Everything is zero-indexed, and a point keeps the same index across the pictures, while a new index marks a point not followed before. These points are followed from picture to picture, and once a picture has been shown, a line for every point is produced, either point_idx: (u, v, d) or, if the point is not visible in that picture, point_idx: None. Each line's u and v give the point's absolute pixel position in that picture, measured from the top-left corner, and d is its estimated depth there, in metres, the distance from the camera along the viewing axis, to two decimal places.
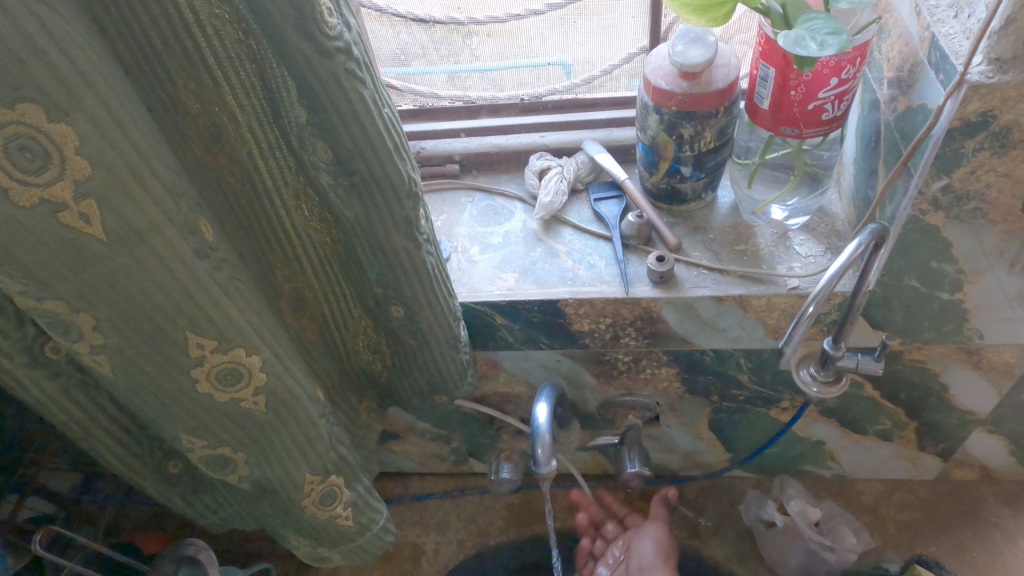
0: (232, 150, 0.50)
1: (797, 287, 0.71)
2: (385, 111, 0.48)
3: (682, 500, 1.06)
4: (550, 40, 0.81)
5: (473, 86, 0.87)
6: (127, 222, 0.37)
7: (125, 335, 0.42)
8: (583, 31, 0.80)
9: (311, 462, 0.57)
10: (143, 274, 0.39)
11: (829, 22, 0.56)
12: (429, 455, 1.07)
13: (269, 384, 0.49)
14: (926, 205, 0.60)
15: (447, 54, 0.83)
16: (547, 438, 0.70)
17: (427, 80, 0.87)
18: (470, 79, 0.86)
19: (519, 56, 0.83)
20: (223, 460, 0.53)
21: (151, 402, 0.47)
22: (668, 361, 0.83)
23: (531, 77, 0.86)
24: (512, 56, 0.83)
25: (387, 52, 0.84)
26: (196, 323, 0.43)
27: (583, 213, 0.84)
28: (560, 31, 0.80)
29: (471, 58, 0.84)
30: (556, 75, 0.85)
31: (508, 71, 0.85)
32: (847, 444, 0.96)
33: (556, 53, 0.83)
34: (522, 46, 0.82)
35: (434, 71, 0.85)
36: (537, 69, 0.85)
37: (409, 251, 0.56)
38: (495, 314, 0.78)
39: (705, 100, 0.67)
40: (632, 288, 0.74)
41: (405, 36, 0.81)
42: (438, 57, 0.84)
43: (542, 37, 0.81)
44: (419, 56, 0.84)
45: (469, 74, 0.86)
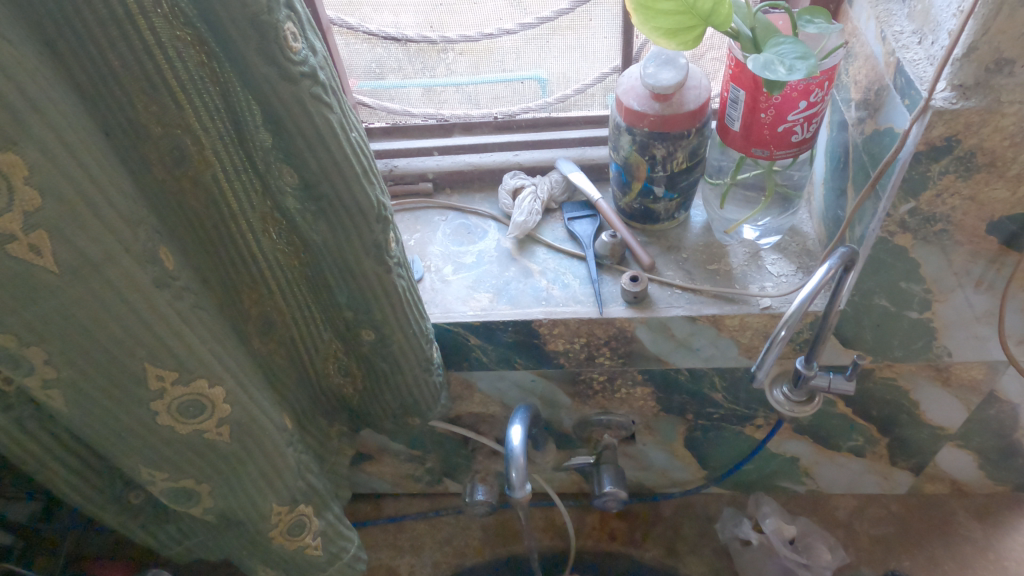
0: (197, 172, 0.48)
1: (769, 306, 0.72)
2: (352, 135, 0.47)
3: (658, 518, 1.05)
4: (522, 56, 0.81)
5: (448, 102, 0.87)
6: (81, 253, 0.36)
7: (79, 370, 0.40)
8: (557, 47, 0.80)
9: (278, 491, 0.55)
10: (99, 306, 0.38)
11: (798, 47, 0.57)
12: (404, 475, 1.05)
13: (234, 414, 0.48)
14: (894, 227, 0.61)
15: (421, 68, 0.82)
16: (521, 460, 0.69)
17: (402, 95, 0.86)
18: (446, 92, 0.85)
19: (493, 69, 0.83)
20: (185, 493, 0.52)
21: (107, 437, 0.45)
22: (642, 380, 0.83)
23: (505, 91, 0.86)
24: (487, 70, 0.83)
25: (361, 65, 0.83)
26: (155, 355, 0.41)
27: (557, 231, 0.84)
28: (535, 46, 0.80)
29: (446, 73, 0.83)
30: (531, 91, 0.85)
31: (484, 85, 0.85)
32: (821, 459, 0.97)
33: (529, 67, 0.82)
34: (496, 61, 0.82)
35: (408, 85, 0.85)
36: (511, 84, 0.84)
37: (378, 274, 0.55)
38: (469, 334, 0.77)
39: (676, 121, 0.67)
40: (605, 308, 0.74)
41: (381, 50, 0.80)
42: (413, 71, 0.83)
43: (517, 52, 0.81)
44: (394, 70, 0.83)
45: (444, 87, 0.85)
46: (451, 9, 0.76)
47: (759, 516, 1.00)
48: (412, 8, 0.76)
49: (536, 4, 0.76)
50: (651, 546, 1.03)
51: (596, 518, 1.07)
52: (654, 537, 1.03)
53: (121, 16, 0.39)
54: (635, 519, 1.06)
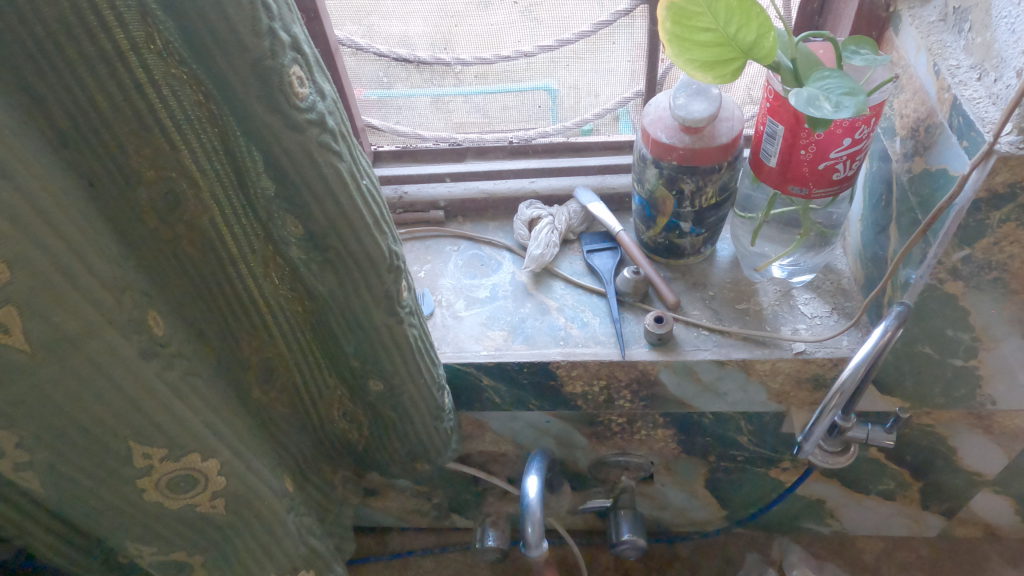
0: (193, 219, 0.44)
1: (803, 351, 0.67)
2: (363, 182, 0.43)
3: (676, 558, 1.00)
4: (534, 65, 0.76)
5: (457, 111, 0.81)
6: (56, 328, 0.32)
7: (55, 450, 0.35)
8: (576, 60, 0.75)
9: (277, 559, 0.51)
10: (76, 384, 0.33)
11: (844, 81, 0.53)
12: (410, 510, 1.01)
13: (229, 485, 0.44)
14: (945, 274, 0.56)
15: (430, 78, 0.77)
16: (538, 515, 0.65)
17: (410, 104, 0.80)
18: (454, 102, 0.80)
19: (501, 81, 0.77)
20: (176, 565, 0.47)
21: (89, 514, 0.41)
22: (664, 422, 0.79)
23: (516, 102, 0.80)
24: (495, 81, 0.78)
25: (369, 75, 0.77)
26: (141, 432, 0.37)
27: (576, 264, 0.79)
28: (554, 62, 0.75)
29: (456, 82, 0.78)
30: (540, 101, 0.80)
31: (493, 97, 0.79)
32: (848, 502, 0.92)
33: (541, 77, 0.77)
34: (505, 71, 0.76)
35: (417, 95, 0.79)
36: (522, 95, 0.79)
37: (388, 326, 0.51)
38: (482, 375, 0.73)
39: (707, 155, 0.63)
40: (628, 350, 0.70)
41: (390, 65, 0.76)
42: (421, 81, 0.78)
43: (528, 61, 0.75)
44: (401, 79, 0.77)
45: (453, 97, 0.80)
46: (458, 19, 0.72)
47: (784, 564, 0.97)
48: (421, 15, 0.72)
49: (548, 12, 0.71)
50: None
51: (610, 557, 1.02)
52: None
53: (109, 54, 0.35)
54: (651, 560, 1.01)
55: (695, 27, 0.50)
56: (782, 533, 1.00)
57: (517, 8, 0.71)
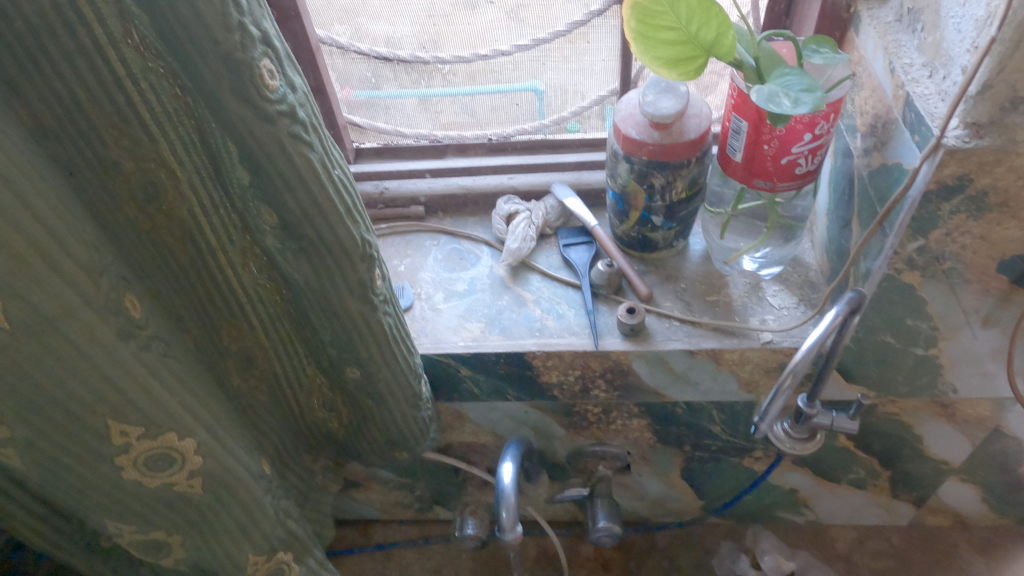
0: (172, 209, 0.45)
1: (770, 341, 0.70)
2: (335, 173, 0.45)
3: (654, 548, 1.03)
4: (520, 66, 0.78)
5: (445, 111, 0.83)
6: (36, 309, 0.33)
7: (36, 427, 0.37)
8: (559, 59, 0.77)
9: (255, 540, 0.52)
10: (54, 363, 0.35)
11: (803, 78, 0.54)
12: (393, 502, 1.03)
13: (207, 466, 0.45)
14: (901, 265, 0.59)
15: (419, 78, 0.79)
16: (512, 500, 0.67)
17: (399, 103, 0.82)
18: (442, 103, 0.82)
19: (490, 81, 0.79)
20: (156, 544, 0.49)
21: (69, 493, 0.42)
22: (639, 412, 0.81)
23: (503, 102, 0.82)
24: (484, 81, 0.79)
25: (357, 75, 0.79)
26: (120, 411, 0.39)
27: (552, 258, 0.81)
28: (539, 60, 0.77)
29: (444, 82, 0.80)
30: (528, 102, 0.82)
31: (481, 96, 0.81)
32: (821, 491, 0.94)
33: (527, 78, 0.79)
34: (493, 70, 0.78)
35: (404, 95, 0.81)
36: (511, 94, 0.81)
37: (363, 314, 0.52)
38: (460, 365, 0.74)
39: (676, 150, 0.65)
40: (601, 340, 0.72)
41: (378, 62, 0.77)
42: (409, 82, 0.79)
43: (515, 62, 0.77)
44: (390, 80, 0.79)
45: (440, 98, 0.82)
46: (446, 19, 0.73)
47: (757, 551, 1.00)
48: (409, 15, 0.73)
49: (533, 12, 0.72)
50: None
51: (589, 548, 1.04)
52: (650, 568, 1.01)
53: (88, 48, 0.36)
54: (629, 550, 1.03)
55: (658, 26, 0.52)
56: (757, 523, 1.02)
57: (504, 10, 0.72)
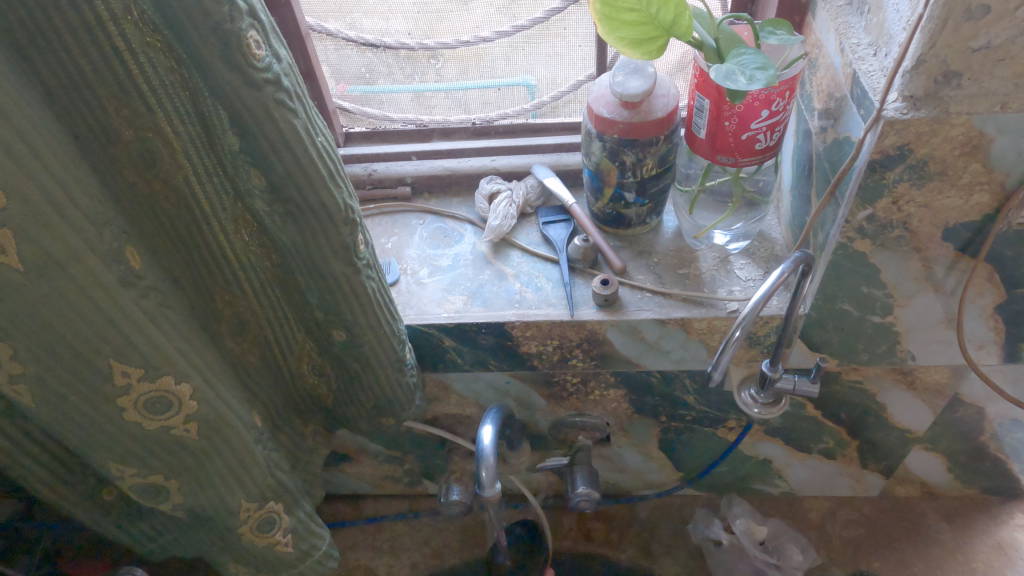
0: (169, 175, 0.49)
1: (736, 310, 0.73)
2: (318, 140, 0.49)
3: (635, 519, 1.07)
4: (512, 62, 0.83)
5: (438, 106, 0.89)
6: (46, 252, 0.37)
7: (45, 365, 0.41)
8: (545, 52, 0.82)
9: (246, 487, 0.56)
10: (63, 303, 0.39)
11: (758, 57, 0.58)
12: (383, 476, 1.07)
13: (201, 411, 0.49)
14: (853, 233, 0.63)
15: (412, 73, 0.84)
16: (491, 460, 0.70)
17: (393, 99, 0.88)
18: (435, 97, 0.87)
19: (483, 75, 0.84)
20: (155, 488, 0.53)
21: (75, 432, 0.46)
22: (616, 382, 0.85)
23: (496, 96, 0.87)
24: (476, 75, 0.84)
25: (353, 71, 0.84)
26: (121, 352, 0.42)
27: (532, 236, 0.85)
28: (524, 52, 0.82)
29: (437, 77, 0.85)
30: (520, 95, 0.87)
31: (473, 90, 0.86)
32: (793, 462, 0.98)
33: (520, 73, 0.84)
34: (485, 66, 0.83)
35: (399, 90, 0.86)
36: (503, 88, 0.86)
37: (347, 276, 0.56)
38: (443, 336, 0.78)
39: (645, 128, 0.69)
40: (577, 310, 0.76)
41: (371, 55, 0.82)
42: (403, 77, 0.84)
43: (507, 58, 0.82)
44: (384, 75, 0.84)
45: (435, 92, 0.87)
46: (440, 15, 0.78)
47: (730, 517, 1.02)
48: (401, 13, 0.77)
49: (524, 9, 0.77)
50: (627, 546, 1.04)
51: (573, 519, 1.08)
52: (630, 538, 1.05)
53: (92, 23, 0.40)
54: (611, 521, 1.07)
55: (621, 8, 0.56)
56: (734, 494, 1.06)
57: (494, 7, 0.77)
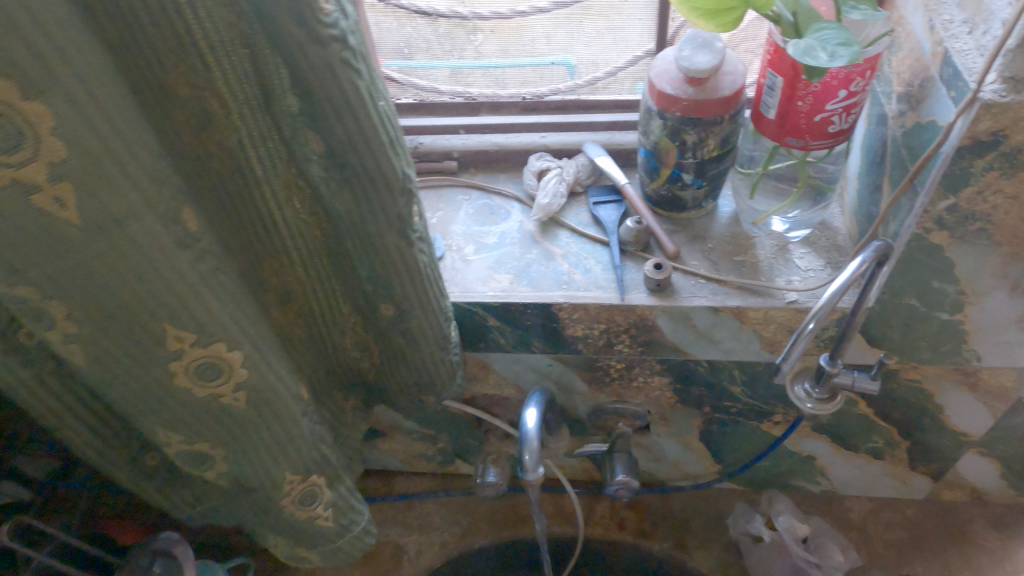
0: (223, 137, 0.47)
1: (794, 301, 0.70)
2: (380, 104, 0.47)
3: (668, 510, 1.05)
4: (554, 40, 0.80)
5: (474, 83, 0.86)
6: (105, 207, 0.36)
7: (99, 325, 0.40)
8: (589, 33, 0.79)
9: (290, 459, 0.55)
10: (120, 263, 0.38)
11: (841, 32, 0.55)
12: (415, 454, 1.07)
13: (251, 380, 0.48)
14: (931, 224, 0.59)
15: (450, 48, 0.82)
16: (535, 443, 0.69)
17: (430, 75, 0.85)
18: (473, 75, 0.85)
19: (522, 53, 0.82)
20: (200, 456, 0.52)
21: (124, 395, 0.45)
22: (661, 369, 0.82)
23: (534, 75, 0.85)
24: (516, 53, 0.82)
25: (390, 45, 0.82)
26: (176, 316, 0.41)
27: (581, 216, 0.82)
28: (566, 30, 0.79)
29: (474, 55, 0.82)
30: (559, 74, 0.84)
31: (511, 68, 0.84)
32: (837, 460, 0.95)
33: (559, 52, 0.82)
34: (526, 44, 0.81)
35: (437, 65, 0.84)
36: (541, 68, 0.84)
37: (400, 248, 0.54)
38: (487, 315, 0.77)
39: (709, 107, 0.66)
40: (627, 294, 0.73)
41: (409, 30, 0.80)
42: (441, 52, 0.82)
43: (548, 36, 0.80)
44: (422, 50, 0.82)
45: (471, 70, 0.84)
46: None
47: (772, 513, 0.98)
48: None
49: None
50: (659, 537, 1.02)
51: (606, 507, 1.06)
52: (663, 529, 1.03)
53: None
54: (644, 509, 1.05)
55: None
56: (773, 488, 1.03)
57: None
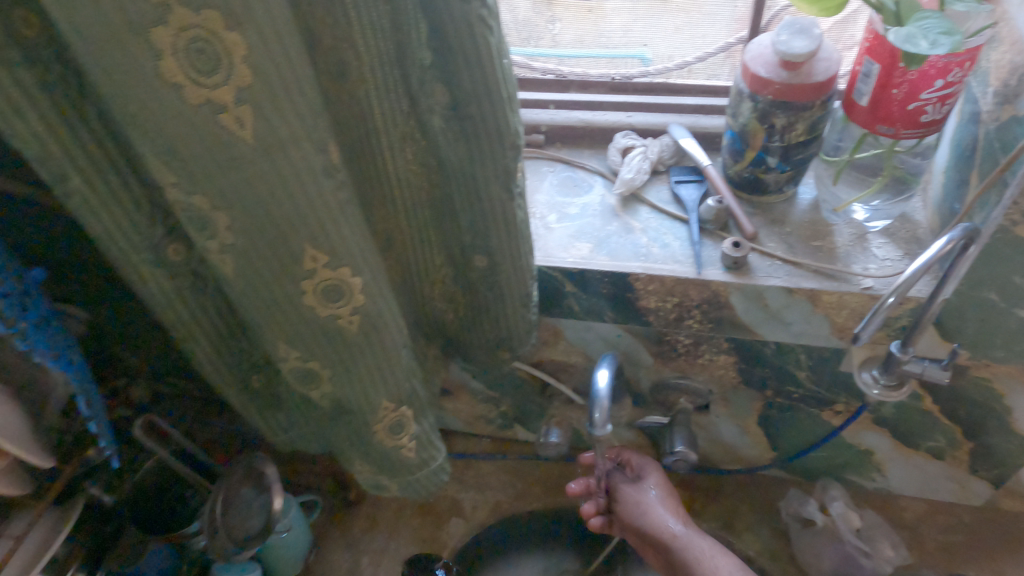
0: (358, 85, 0.52)
1: (870, 287, 0.72)
2: (504, 62, 0.51)
3: (719, 492, 1.07)
4: (631, 32, 0.85)
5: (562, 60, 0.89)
6: (274, 131, 0.41)
7: (251, 238, 0.46)
8: (668, 27, 0.84)
9: (387, 387, 0.60)
10: (278, 182, 0.43)
11: (943, 22, 0.56)
12: (477, 415, 1.12)
13: (366, 306, 0.53)
14: (1018, 215, 0.61)
15: (528, 37, 0.87)
16: (605, 402, 0.72)
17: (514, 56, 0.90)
18: (547, 62, 0.90)
19: (597, 45, 0.87)
20: (310, 374, 0.58)
21: (259, 306, 0.51)
22: (728, 348, 0.85)
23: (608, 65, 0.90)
24: (591, 44, 0.87)
25: None
26: (315, 237, 0.46)
27: (662, 193, 0.85)
28: (645, 23, 0.84)
29: (551, 44, 0.88)
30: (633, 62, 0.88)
31: (586, 59, 0.89)
32: (896, 457, 0.96)
33: (635, 45, 0.87)
34: (602, 36, 0.86)
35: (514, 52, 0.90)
36: (615, 60, 0.89)
37: (502, 200, 0.59)
38: (565, 280, 0.80)
39: (801, 91, 0.68)
40: (703, 270, 0.76)
41: None
42: (520, 39, 0.88)
43: (626, 29, 0.85)
44: None
45: (547, 57, 0.90)
46: None
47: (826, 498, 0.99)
48: None
49: None
50: (708, 518, 1.05)
51: None
52: (713, 509, 1.05)
53: None
54: (695, 489, 1.08)
55: None
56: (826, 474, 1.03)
57: None
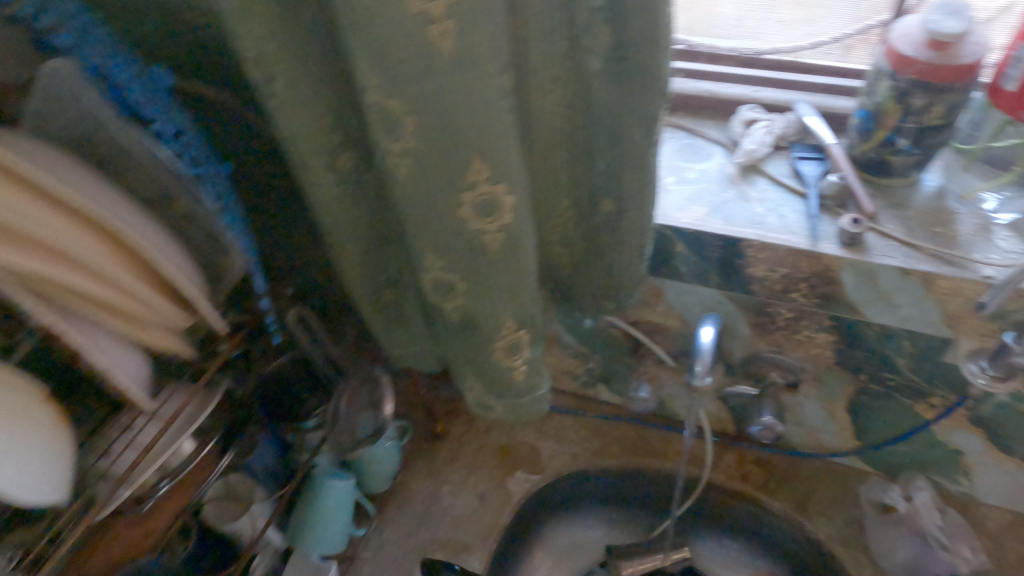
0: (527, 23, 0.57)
1: (990, 276, 0.72)
2: (669, 10, 0.54)
3: (794, 474, 1.08)
4: (744, 23, 0.90)
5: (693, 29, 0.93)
6: (469, 46, 0.46)
7: (428, 145, 0.51)
8: (785, 17, 0.87)
9: (512, 308, 0.65)
10: (463, 95, 0.48)
11: None
12: (564, 370, 1.16)
13: (511, 225, 0.58)
14: None
15: None
16: (707, 356, 0.76)
17: None
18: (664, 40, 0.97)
19: (708, 34, 0.93)
20: (448, 285, 0.63)
21: (419, 213, 0.57)
22: (830, 326, 0.86)
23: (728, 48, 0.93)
24: (702, 33, 0.93)
25: None
26: (483, 151, 0.51)
27: (782, 167, 0.87)
28: (761, 14, 0.88)
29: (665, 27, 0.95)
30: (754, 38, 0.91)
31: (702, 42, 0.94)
32: (987, 460, 0.93)
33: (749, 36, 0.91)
34: (714, 27, 0.92)
35: None
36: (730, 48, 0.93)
37: (643, 146, 0.62)
38: (677, 240, 0.84)
39: (945, 73, 0.68)
40: (818, 243, 0.78)
41: None
42: None
43: (740, 19, 0.89)
44: None
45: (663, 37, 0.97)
46: None
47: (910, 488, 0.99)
48: None
49: None
50: (781, 498, 1.06)
51: (733, 458, 1.12)
52: (787, 490, 1.07)
53: None
54: (771, 469, 1.10)
55: None
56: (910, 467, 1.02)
57: None
